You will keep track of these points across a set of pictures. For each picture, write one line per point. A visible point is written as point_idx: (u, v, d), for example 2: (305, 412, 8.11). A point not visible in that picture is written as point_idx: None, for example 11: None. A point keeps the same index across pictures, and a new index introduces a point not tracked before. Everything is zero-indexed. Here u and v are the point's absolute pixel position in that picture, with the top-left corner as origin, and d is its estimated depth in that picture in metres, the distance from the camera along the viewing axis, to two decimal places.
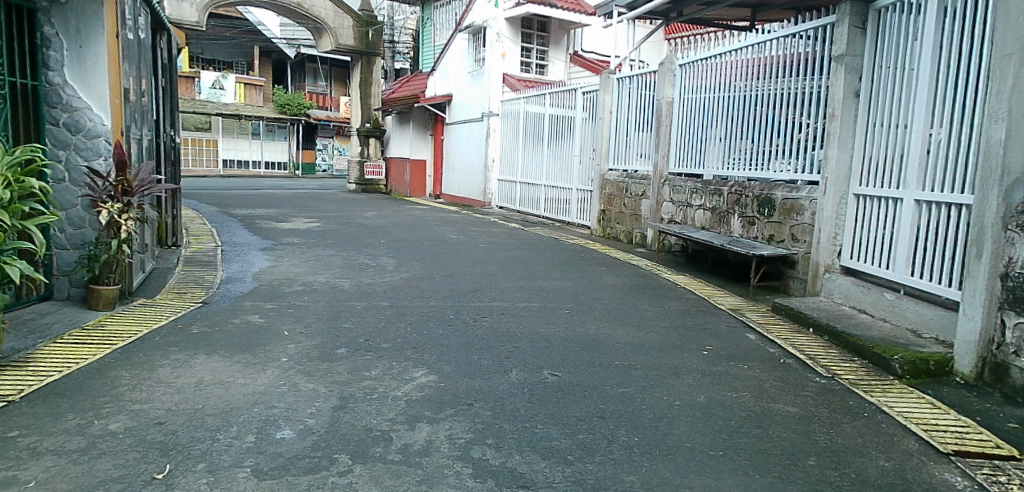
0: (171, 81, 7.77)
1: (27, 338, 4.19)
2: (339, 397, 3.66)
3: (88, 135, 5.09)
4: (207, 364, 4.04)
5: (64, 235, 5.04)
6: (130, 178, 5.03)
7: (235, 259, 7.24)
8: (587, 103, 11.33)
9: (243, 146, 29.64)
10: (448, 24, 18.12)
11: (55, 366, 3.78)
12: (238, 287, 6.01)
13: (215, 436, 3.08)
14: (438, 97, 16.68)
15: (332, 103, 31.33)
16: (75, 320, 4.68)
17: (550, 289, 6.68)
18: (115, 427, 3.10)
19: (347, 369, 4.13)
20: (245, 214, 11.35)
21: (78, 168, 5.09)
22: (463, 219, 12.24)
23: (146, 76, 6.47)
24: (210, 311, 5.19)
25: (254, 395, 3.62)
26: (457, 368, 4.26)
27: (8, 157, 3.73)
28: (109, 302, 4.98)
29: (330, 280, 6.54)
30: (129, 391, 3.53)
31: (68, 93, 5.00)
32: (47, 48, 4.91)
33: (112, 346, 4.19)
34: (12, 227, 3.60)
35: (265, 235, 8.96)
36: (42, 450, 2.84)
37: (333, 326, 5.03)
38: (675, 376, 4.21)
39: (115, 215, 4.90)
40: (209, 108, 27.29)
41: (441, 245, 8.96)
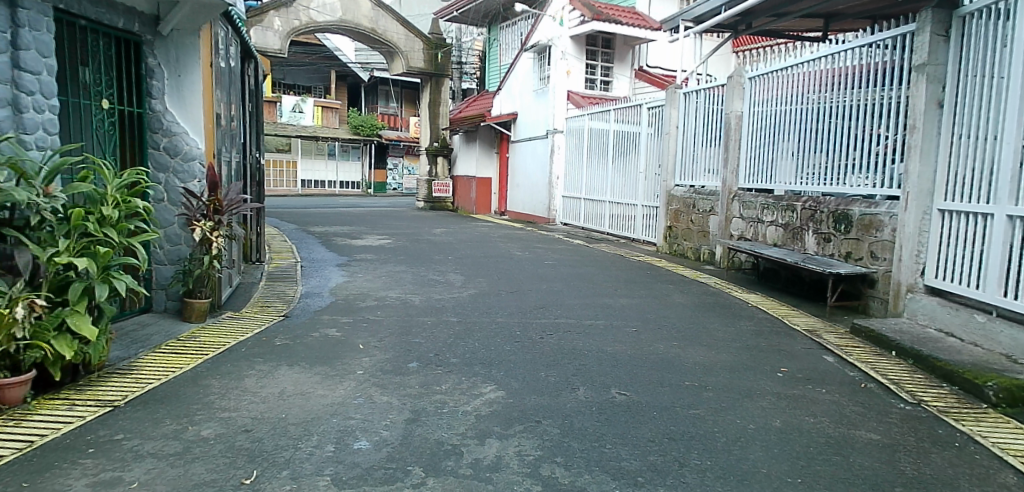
0: (257, 106, 8.23)
1: (130, 347, 4.50)
2: (411, 410, 3.76)
3: (185, 159, 5.47)
4: (288, 375, 4.23)
5: (163, 251, 5.41)
6: (220, 198, 5.36)
7: (313, 274, 7.54)
8: (652, 118, 11.27)
9: (320, 167, 30.89)
10: (513, 44, 18.43)
11: (154, 374, 4.04)
12: (316, 301, 6.27)
13: (298, 445, 3.23)
14: (502, 116, 16.95)
15: (402, 123, 32.24)
16: (172, 331, 4.99)
17: (617, 306, 6.65)
18: (207, 434, 3.29)
19: (418, 383, 4.24)
20: (322, 231, 11.86)
21: (176, 189, 5.47)
22: (528, 236, 12.32)
23: (235, 102, 6.88)
24: (290, 324, 5.43)
25: (332, 406, 3.77)
26: (525, 384, 4.30)
27: (117, 179, 4.06)
28: (201, 315, 5.27)
29: (401, 295, 6.73)
30: (218, 399, 3.73)
31: (169, 120, 5.39)
32: (151, 78, 5.28)
33: (204, 357, 4.45)
34: (120, 243, 3.89)
35: (341, 252, 9.31)
36: (144, 453, 3.04)
37: (405, 341, 5.15)
38: (748, 398, 4.10)
39: (207, 232, 5.18)
40: (290, 131, 28.71)
41: (506, 262, 9.06)
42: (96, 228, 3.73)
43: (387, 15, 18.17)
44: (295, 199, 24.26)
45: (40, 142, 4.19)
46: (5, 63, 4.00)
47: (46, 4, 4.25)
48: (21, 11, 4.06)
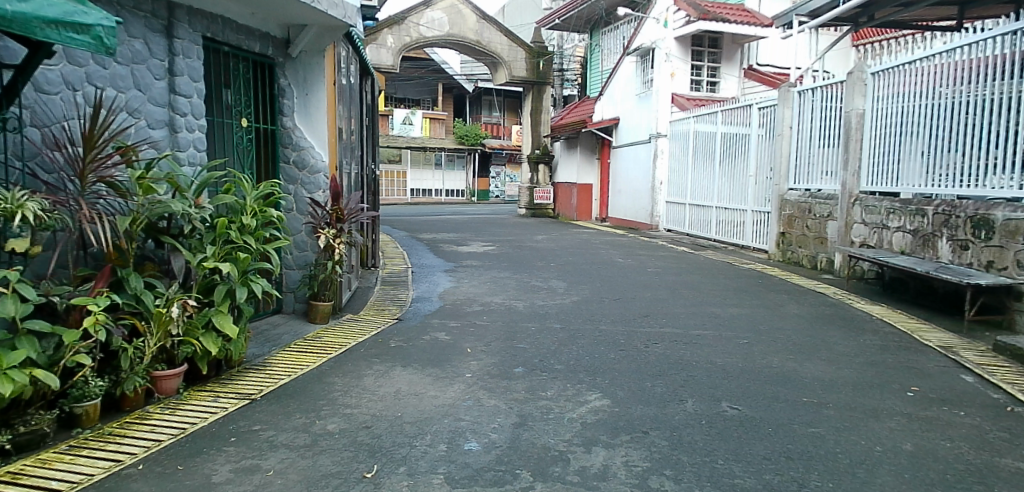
0: (374, 120, 8.70)
1: (264, 345, 4.90)
2: (519, 415, 3.83)
3: (312, 172, 5.90)
4: (403, 375, 4.44)
5: (292, 257, 5.87)
6: (342, 207, 5.71)
7: (423, 279, 7.86)
8: (763, 119, 10.79)
9: (427, 176, 31.93)
10: (616, 49, 18.28)
11: (285, 370, 4.39)
12: (426, 305, 6.53)
13: (413, 443, 3.38)
14: (604, 121, 16.82)
15: (505, 132, 32.81)
16: (299, 331, 5.38)
17: (726, 316, 6.42)
18: (332, 428, 3.52)
19: (525, 388, 4.31)
20: (430, 238, 12.29)
21: (303, 199, 5.91)
22: (631, 242, 12.15)
23: (354, 116, 7.32)
24: (403, 327, 5.69)
25: (443, 407, 3.90)
26: (632, 393, 4.25)
27: (255, 191, 4.46)
28: (324, 316, 5.64)
29: (506, 301, 6.86)
30: (341, 396, 3.98)
31: (297, 135, 5.85)
32: (283, 97, 5.76)
33: (327, 355, 4.76)
34: (257, 250, 4.26)
35: (448, 258, 9.62)
36: (278, 443, 3.30)
37: (510, 346, 5.24)
38: (874, 418, 3.83)
39: (331, 239, 5.54)
40: (399, 142, 30.04)
41: (609, 269, 9.00)
42: (237, 236, 4.10)
43: (492, 26, 18.59)
44: (405, 208, 25.22)
45: (191, 158, 4.72)
46: (164, 88, 4.52)
47: (196, 34, 4.75)
48: (177, 41, 4.55)
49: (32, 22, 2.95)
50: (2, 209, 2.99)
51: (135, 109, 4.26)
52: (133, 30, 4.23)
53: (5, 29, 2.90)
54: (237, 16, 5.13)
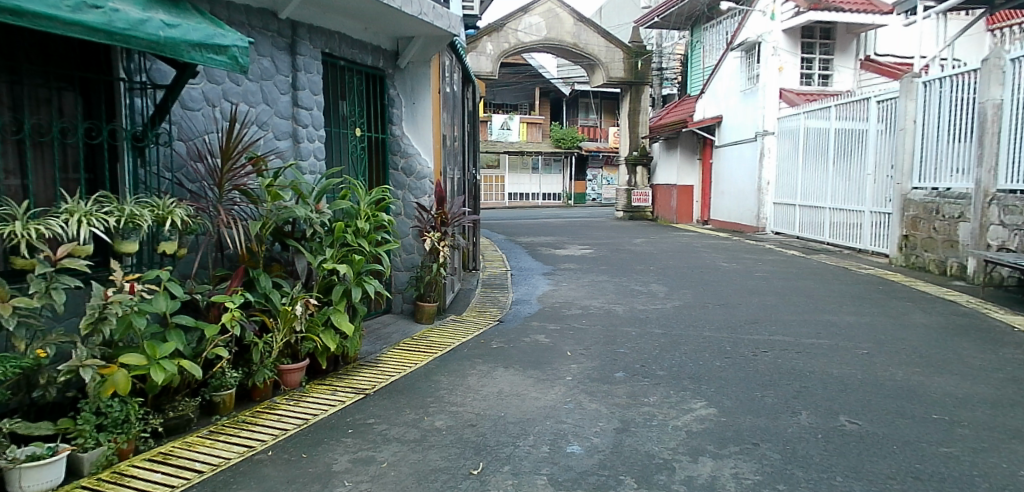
0: (475, 125, 8.93)
1: (376, 343, 5.15)
2: (621, 420, 3.79)
3: (417, 177, 6.20)
4: (505, 376, 4.52)
5: (400, 259, 6.14)
6: (446, 211, 5.92)
7: (522, 282, 7.95)
8: (882, 113, 10.05)
9: (525, 180, 32.07)
10: (718, 45, 17.67)
11: (396, 367, 4.59)
12: (525, 308, 6.61)
13: (516, 442, 3.43)
14: (706, 120, 16.30)
15: (602, 134, 32.51)
16: (407, 330, 5.61)
17: (842, 324, 6.03)
18: (439, 424, 3.64)
19: (627, 393, 4.26)
20: (528, 241, 12.40)
21: (410, 203, 6.19)
22: (736, 246, 11.68)
23: (457, 123, 7.56)
24: (504, 328, 5.78)
25: (545, 409, 3.93)
26: (740, 403, 4.09)
27: (367, 197, 4.76)
28: (430, 317, 5.85)
29: (605, 304, 6.81)
30: (448, 394, 4.11)
31: (405, 143, 6.14)
32: (392, 107, 6.06)
33: (434, 354, 4.94)
34: (370, 252, 4.52)
35: (546, 261, 9.67)
36: (391, 437, 3.46)
37: (610, 351, 5.20)
38: (1019, 440, 3.46)
39: (436, 242, 5.76)
40: (497, 147, 30.53)
41: (712, 273, 8.71)
42: (352, 239, 4.40)
43: (589, 28, 18.55)
44: (504, 212, 25.55)
45: (312, 167, 5.07)
46: (288, 102, 4.88)
47: (316, 50, 5.09)
48: (299, 57, 4.90)
49: (181, 46, 3.28)
50: (156, 215, 3.36)
51: (264, 122, 4.65)
52: (261, 49, 4.61)
53: (160, 53, 3.20)
54: (351, 31, 5.46)
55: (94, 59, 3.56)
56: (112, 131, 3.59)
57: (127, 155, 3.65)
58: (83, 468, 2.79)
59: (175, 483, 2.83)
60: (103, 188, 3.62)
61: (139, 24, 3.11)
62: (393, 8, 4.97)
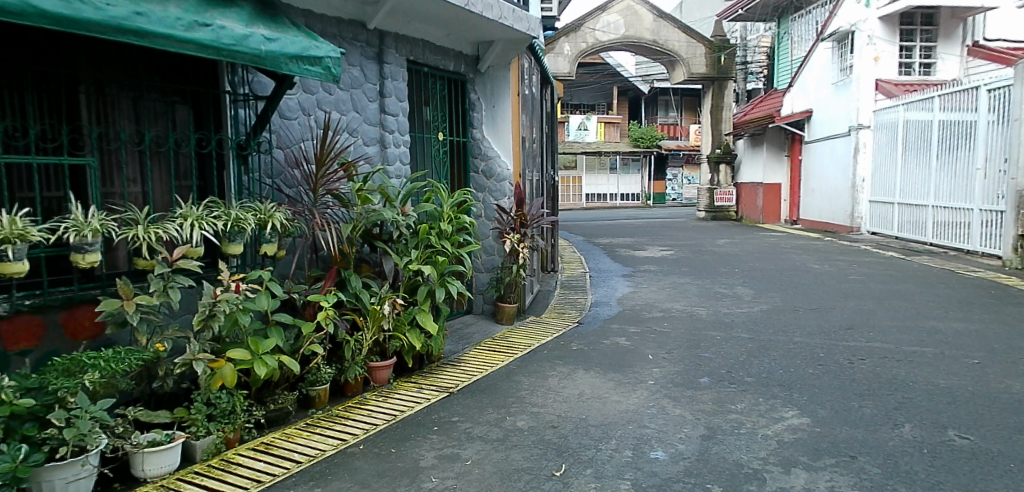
0: (554, 127, 8.95)
1: (458, 343, 5.26)
2: (706, 427, 3.69)
3: (497, 180, 6.30)
4: (586, 378, 4.50)
5: (481, 260, 6.24)
6: (526, 213, 5.97)
7: (601, 284, 7.88)
8: (993, 102, 9.28)
9: (602, 180, 31.78)
10: (807, 35, 16.86)
11: (479, 367, 4.68)
12: (605, 310, 6.55)
13: (599, 446, 3.41)
14: (794, 115, 15.59)
15: (682, 132, 31.68)
16: (488, 331, 5.69)
17: (949, 331, 5.61)
18: (521, 425, 3.67)
19: (712, 399, 4.14)
20: (607, 242, 12.28)
21: (490, 206, 6.30)
22: (828, 247, 11.10)
23: (536, 125, 7.63)
24: (584, 330, 5.76)
25: (627, 413, 3.89)
26: (834, 413, 3.89)
27: (449, 200, 4.89)
28: (510, 317, 5.91)
29: (688, 307, 6.65)
30: (529, 395, 4.14)
31: (485, 146, 6.27)
32: (472, 111, 6.21)
33: (514, 355, 4.99)
34: (452, 253, 4.64)
35: (625, 262, 9.56)
36: (474, 435, 3.53)
37: (694, 355, 5.07)
38: None
39: (516, 243, 5.82)
40: (575, 147, 30.38)
41: (803, 275, 8.31)
42: (436, 241, 4.54)
43: (669, 24, 18.14)
44: (582, 213, 25.41)
45: (398, 172, 5.26)
46: (376, 109, 5.08)
47: (400, 57, 5.26)
48: (386, 65, 5.09)
49: (281, 59, 3.48)
50: (258, 219, 3.61)
51: (354, 129, 4.85)
52: (351, 59, 4.82)
53: (261, 66, 3.40)
54: (434, 38, 5.62)
55: (203, 73, 3.82)
56: (219, 141, 3.85)
57: (232, 164, 3.91)
58: (196, 454, 3.02)
59: (276, 471, 3.00)
60: (212, 194, 3.90)
61: (244, 39, 3.32)
62: (473, 14, 5.07)
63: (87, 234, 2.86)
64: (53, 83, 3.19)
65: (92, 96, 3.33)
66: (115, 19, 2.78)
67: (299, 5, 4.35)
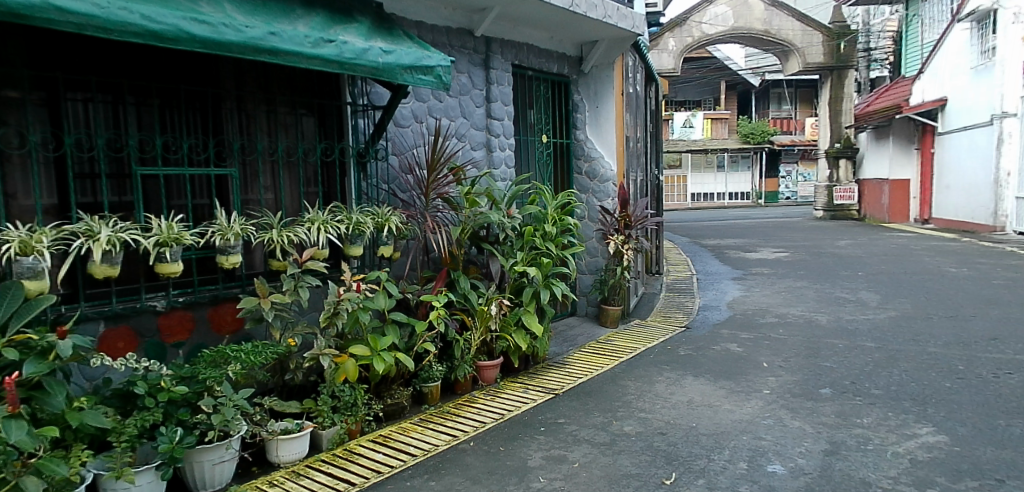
0: (659, 125, 8.75)
1: (563, 345, 5.27)
2: (828, 441, 3.48)
3: (601, 181, 6.26)
4: (696, 385, 4.37)
5: (584, 262, 6.23)
6: (630, 214, 5.87)
7: (710, 287, 7.62)
8: None
9: (710, 179, 30.67)
10: (941, 16, 15.42)
11: (584, 370, 4.66)
12: (715, 314, 6.33)
13: (710, 456, 3.31)
14: (925, 104, 14.31)
15: (797, 126, 29.96)
16: (593, 334, 5.65)
17: None
18: (629, 430, 3.63)
19: (835, 411, 3.89)
20: (715, 244, 11.84)
21: (594, 207, 6.28)
22: (967, 249, 10.08)
23: (641, 124, 7.49)
24: (693, 335, 5.60)
25: (741, 422, 3.74)
26: (977, 432, 3.54)
27: (554, 201, 4.93)
28: (615, 320, 5.85)
29: (806, 313, 6.28)
30: (636, 400, 4.08)
31: (588, 147, 6.27)
32: (576, 112, 6.24)
33: (620, 359, 4.92)
34: (557, 255, 4.66)
35: (736, 265, 9.18)
36: (581, 438, 3.52)
37: (813, 364, 4.78)
38: None
39: (620, 245, 5.75)
40: (680, 146, 29.56)
41: (938, 280, 7.60)
42: (541, 243, 4.59)
43: (782, 13, 17.16)
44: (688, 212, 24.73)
45: (503, 175, 5.36)
46: (483, 114, 5.19)
47: (506, 62, 5.36)
48: (493, 70, 5.20)
49: (396, 70, 3.64)
50: (376, 222, 3.83)
51: (462, 135, 4.99)
52: (461, 66, 4.97)
53: (378, 78, 3.58)
54: (538, 41, 5.68)
55: (327, 86, 4.07)
56: (342, 149, 4.10)
57: (353, 171, 4.15)
58: (322, 443, 3.24)
59: (394, 463, 3.16)
60: (335, 200, 4.15)
61: (363, 53, 3.51)
62: (578, 14, 5.07)
63: (230, 237, 3.14)
64: (202, 100, 3.53)
65: (233, 111, 3.64)
66: (253, 40, 3.03)
67: (412, 17, 4.54)
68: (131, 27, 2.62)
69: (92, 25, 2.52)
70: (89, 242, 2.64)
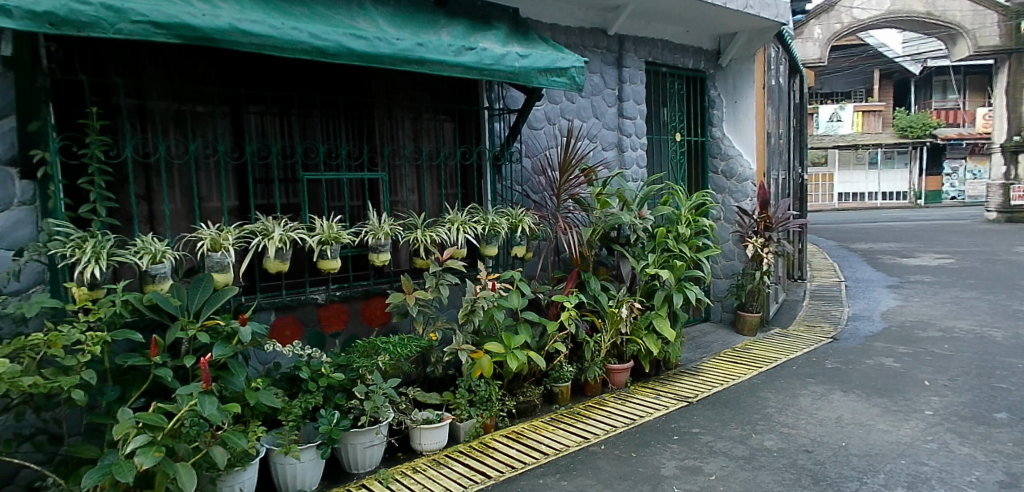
0: (802, 120, 8.21)
1: (696, 352, 5.10)
2: (1005, 472, 3.09)
3: (739, 180, 5.98)
4: (845, 401, 4.05)
5: (719, 266, 6.00)
6: (770, 215, 5.54)
7: (861, 296, 7.02)
8: None
9: (859, 178, 28.21)
10: None
11: (719, 378, 4.48)
12: (867, 325, 5.82)
13: (863, 479, 3.06)
14: None
15: (966, 117, 26.85)
16: (728, 341, 5.42)
17: None
18: (770, 445, 3.45)
19: (1014, 439, 3.44)
20: (867, 248, 10.87)
21: (731, 208, 6.03)
22: None
23: (783, 119, 7.06)
24: (841, 347, 5.19)
25: (898, 445, 3.42)
26: None
27: (688, 202, 4.79)
28: (752, 329, 5.56)
29: (977, 327, 5.60)
30: (776, 414, 3.86)
31: (726, 144, 6.03)
32: (712, 108, 6.04)
33: (758, 369, 4.68)
34: (691, 258, 4.52)
35: (892, 272, 8.37)
36: (717, 450, 3.40)
37: (986, 385, 4.26)
38: None
39: (759, 248, 5.46)
40: (825, 143, 27.39)
41: None
42: (673, 244, 4.47)
43: None
44: (838, 214, 23.06)
45: (635, 175, 5.29)
46: (615, 114, 5.15)
47: (640, 59, 5.28)
48: (625, 69, 5.14)
49: (532, 74, 3.71)
50: (510, 223, 3.93)
51: (594, 135, 4.99)
52: (594, 67, 4.95)
53: (515, 82, 3.67)
54: (673, 37, 5.54)
55: (466, 93, 4.24)
56: (479, 153, 4.25)
57: (489, 173, 4.29)
58: (460, 434, 3.39)
59: (527, 460, 3.23)
60: (472, 201, 4.32)
61: (501, 58, 3.60)
62: (716, 7, 4.87)
63: (381, 236, 3.38)
64: (357, 109, 3.81)
65: (383, 119, 3.90)
66: (403, 52, 3.21)
67: (546, 20, 4.60)
68: (300, 44, 2.88)
69: (269, 45, 2.80)
70: (265, 239, 2.96)
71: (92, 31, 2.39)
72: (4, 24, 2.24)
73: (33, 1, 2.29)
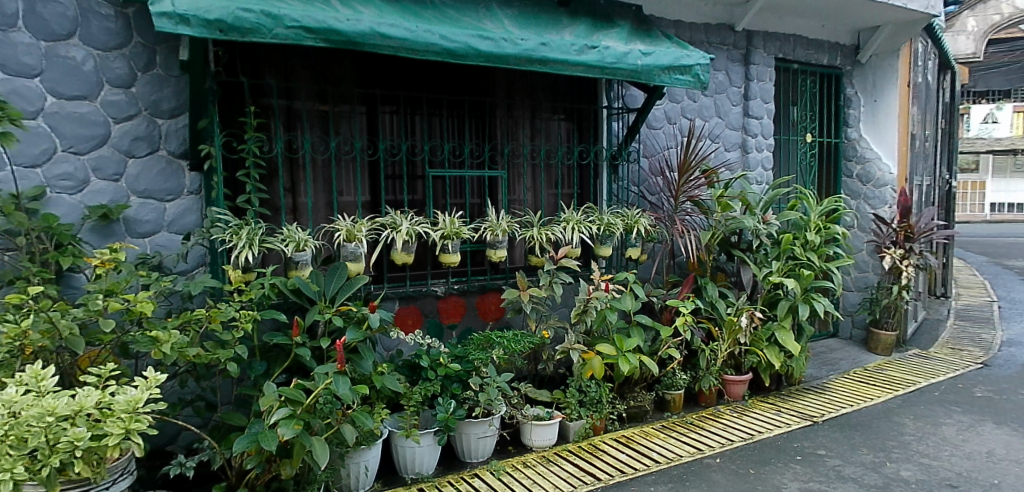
0: (953, 121, 7.43)
1: (822, 369, 4.79)
2: None
3: (877, 185, 5.54)
4: (998, 435, 3.64)
5: (851, 277, 5.59)
6: (912, 225, 5.07)
7: (1018, 319, 6.26)
8: None
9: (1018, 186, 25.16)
10: None
11: (847, 399, 4.18)
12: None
13: None
14: None
15: None
16: (859, 359, 5.04)
17: None
18: (907, 475, 3.17)
19: None
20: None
21: (867, 215, 5.60)
22: None
23: (930, 120, 6.45)
24: (993, 375, 4.66)
25: None
26: None
27: (819, 208, 4.50)
28: (887, 348, 5.13)
29: None
30: (915, 442, 3.54)
31: (862, 147, 5.61)
32: (848, 107, 5.63)
33: (893, 392, 4.31)
34: (820, 268, 4.23)
35: None
36: (845, 475, 3.17)
37: None
38: None
39: (897, 260, 5.03)
40: (979, 146, 23.63)
41: None
42: (801, 252, 4.21)
43: None
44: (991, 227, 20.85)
45: (759, 178, 5.05)
46: (740, 113, 4.94)
47: (769, 56, 5.02)
48: (753, 66, 4.92)
49: (655, 71, 3.63)
50: (626, 224, 3.88)
51: (717, 135, 4.81)
52: (719, 64, 4.77)
53: (637, 80, 3.61)
54: (807, 31, 5.22)
55: (587, 92, 4.23)
56: (596, 152, 4.23)
57: (605, 173, 4.26)
58: (570, 434, 3.39)
59: (637, 466, 3.17)
60: (589, 200, 4.31)
61: (624, 56, 3.55)
62: None
63: (499, 233, 3.45)
64: (480, 109, 3.91)
65: (504, 118, 3.99)
66: (527, 52, 3.25)
67: (672, 17, 4.48)
68: (432, 46, 3.00)
69: (404, 47, 2.93)
70: (394, 232, 3.12)
71: (254, 36, 2.62)
72: (184, 32, 2.50)
73: (206, 10, 2.54)
